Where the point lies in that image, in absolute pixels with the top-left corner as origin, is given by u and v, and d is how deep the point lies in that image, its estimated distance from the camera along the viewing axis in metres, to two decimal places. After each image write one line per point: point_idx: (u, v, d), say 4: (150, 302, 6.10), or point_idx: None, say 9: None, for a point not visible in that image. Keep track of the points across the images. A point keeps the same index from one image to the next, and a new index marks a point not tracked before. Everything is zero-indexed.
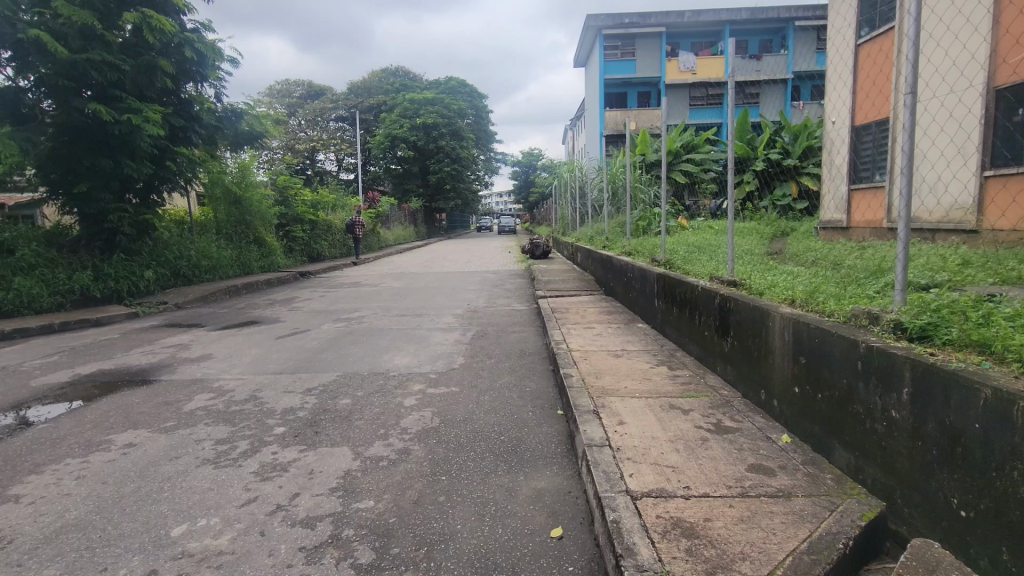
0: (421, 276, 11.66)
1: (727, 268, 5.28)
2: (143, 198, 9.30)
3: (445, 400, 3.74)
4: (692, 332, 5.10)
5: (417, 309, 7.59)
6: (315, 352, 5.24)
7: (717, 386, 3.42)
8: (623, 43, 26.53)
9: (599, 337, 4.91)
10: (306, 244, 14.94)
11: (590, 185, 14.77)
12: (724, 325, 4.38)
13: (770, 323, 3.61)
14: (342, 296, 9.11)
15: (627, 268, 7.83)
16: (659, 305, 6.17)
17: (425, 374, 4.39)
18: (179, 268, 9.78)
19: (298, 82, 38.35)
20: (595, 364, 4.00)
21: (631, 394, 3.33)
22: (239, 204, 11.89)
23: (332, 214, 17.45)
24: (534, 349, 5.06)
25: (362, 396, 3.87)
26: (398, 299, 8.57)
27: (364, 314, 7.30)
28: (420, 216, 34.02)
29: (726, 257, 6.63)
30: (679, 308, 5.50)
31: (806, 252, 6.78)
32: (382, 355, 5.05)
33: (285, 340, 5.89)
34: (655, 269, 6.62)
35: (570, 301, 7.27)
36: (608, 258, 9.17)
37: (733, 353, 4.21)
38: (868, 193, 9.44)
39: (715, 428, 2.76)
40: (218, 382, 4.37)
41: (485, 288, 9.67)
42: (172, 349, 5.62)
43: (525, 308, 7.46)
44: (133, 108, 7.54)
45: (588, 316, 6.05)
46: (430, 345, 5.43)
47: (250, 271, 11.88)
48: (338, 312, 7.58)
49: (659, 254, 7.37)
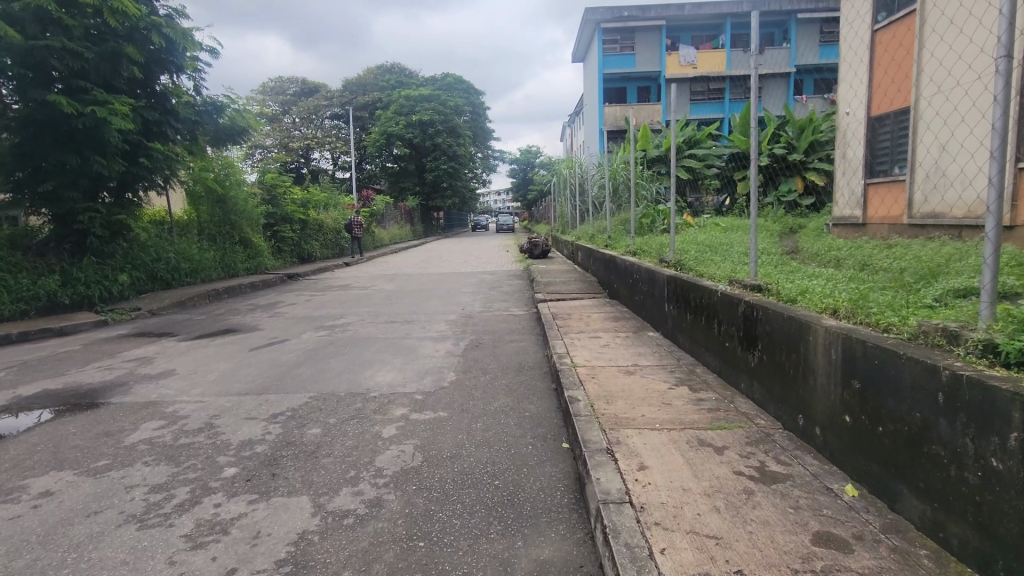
0: (415, 278, 11.11)
1: (749, 271, 4.74)
2: (117, 197, 8.76)
3: (431, 430, 3.19)
4: (711, 342, 4.57)
5: (407, 315, 7.04)
6: (289, 367, 4.69)
7: (752, 414, 2.89)
8: (622, 37, 25.98)
9: (607, 349, 4.38)
10: (295, 245, 14.39)
11: (590, 182, 14.23)
12: (750, 337, 3.85)
13: (811, 337, 3.07)
14: (329, 301, 8.55)
15: (633, 269, 7.29)
16: (670, 311, 5.66)
17: (410, 395, 3.84)
18: (157, 272, 9.23)
19: (292, 78, 37.72)
20: (604, 384, 3.46)
21: (650, 425, 2.79)
22: (222, 203, 11.35)
23: (325, 213, 16.90)
24: (534, 363, 4.52)
25: (334, 425, 3.33)
26: (388, 304, 8.02)
27: (349, 321, 6.74)
28: (416, 214, 33.47)
29: (741, 257, 6.08)
30: (694, 314, 4.97)
31: (828, 252, 6.24)
32: (363, 371, 4.50)
33: (259, 352, 5.34)
34: (664, 270, 6.10)
35: (572, 305, 6.75)
36: (611, 258, 8.67)
37: (762, 369, 3.68)
38: (885, 187, 8.88)
39: (760, 475, 2.22)
40: (173, 405, 3.83)
41: (482, 290, 9.12)
42: (133, 363, 5.08)
43: (524, 313, 6.91)
44: (100, 100, 7.03)
45: (593, 324, 5.52)
46: (419, 357, 4.89)
47: (235, 273, 11.33)
48: (321, 319, 7.03)
49: (668, 254, 6.84)
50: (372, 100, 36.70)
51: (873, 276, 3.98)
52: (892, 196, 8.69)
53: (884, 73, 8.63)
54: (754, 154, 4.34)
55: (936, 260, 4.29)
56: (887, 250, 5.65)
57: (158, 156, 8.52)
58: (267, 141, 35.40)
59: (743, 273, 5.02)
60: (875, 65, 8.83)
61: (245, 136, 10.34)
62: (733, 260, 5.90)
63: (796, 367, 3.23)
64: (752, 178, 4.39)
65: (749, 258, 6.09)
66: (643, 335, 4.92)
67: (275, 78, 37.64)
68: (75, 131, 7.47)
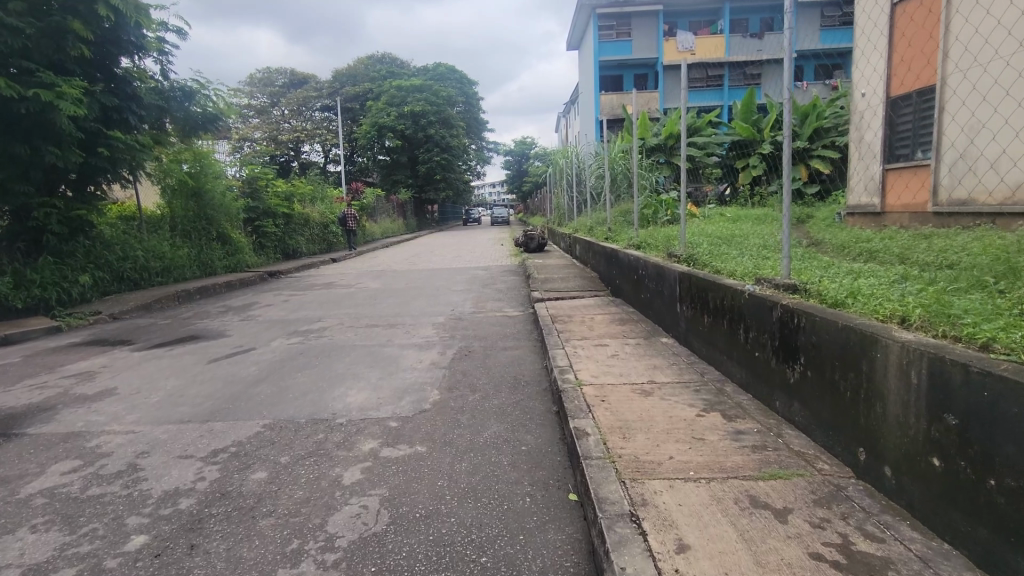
0: (404, 274, 10.46)
1: (776, 269, 4.14)
2: (77, 190, 8.10)
3: (404, 474, 2.56)
4: (735, 350, 3.96)
5: (391, 317, 6.39)
6: (248, 385, 4.03)
7: (811, 456, 2.27)
8: (618, 22, 25.29)
9: (617, 362, 3.74)
10: (279, 240, 13.72)
11: (588, 171, 13.58)
12: (788, 348, 3.23)
13: (878, 354, 2.44)
14: (308, 302, 7.89)
15: (638, 264, 6.70)
16: (683, 311, 5.06)
17: (383, 423, 3.19)
18: (124, 272, 8.56)
19: (281, 69, 36.80)
20: (618, 410, 2.83)
21: (682, 473, 2.16)
22: (197, 197, 10.68)
23: (311, 207, 16.21)
24: (531, 379, 3.88)
25: (284, 467, 2.68)
26: (372, 304, 7.36)
27: (328, 325, 6.10)
28: (409, 208, 32.77)
29: (759, 251, 5.47)
30: (713, 317, 4.35)
31: (856, 244, 5.63)
32: (332, 389, 3.86)
33: (218, 365, 4.68)
34: (675, 266, 5.49)
35: (573, 305, 6.14)
36: (614, 252, 8.05)
37: (805, 386, 3.06)
38: (906, 173, 8.26)
39: (847, 562, 1.60)
40: (97, 438, 3.18)
41: (474, 288, 8.48)
42: (70, 380, 4.42)
43: (519, 314, 6.27)
44: (46, 82, 6.37)
45: (599, 327, 4.90)
46: (399, 371, 4.25)
47: (211, 271, 10.67)
48: (296, 323, 6.37)
49: (677, 247, 6.22)
50: (362, 90, 35.88)
51: (933, 274, 3.36)
52: (913, 182, 8.08)
53: (906, 49, 7.97)
54: (789, 131, 3.70)
55: (998, 254, 3.67)
56: (925, 242, 5.05)
57: (121, 146, 7.83)
58: (256, 134, 34.62)
59: (770, 270, 4.39)
60: (895, 41, 8.16)
61: (216, 124, 9.65)
62: (751, 255, 5.28)
63: (856, 389, 2.60)
64: (783, 158, 3.75)
65: (770, 252, 5.46)
66: (655, 341, 4.30)
67: (263, 68, 36.75)
68: (21, 117, 6.76)
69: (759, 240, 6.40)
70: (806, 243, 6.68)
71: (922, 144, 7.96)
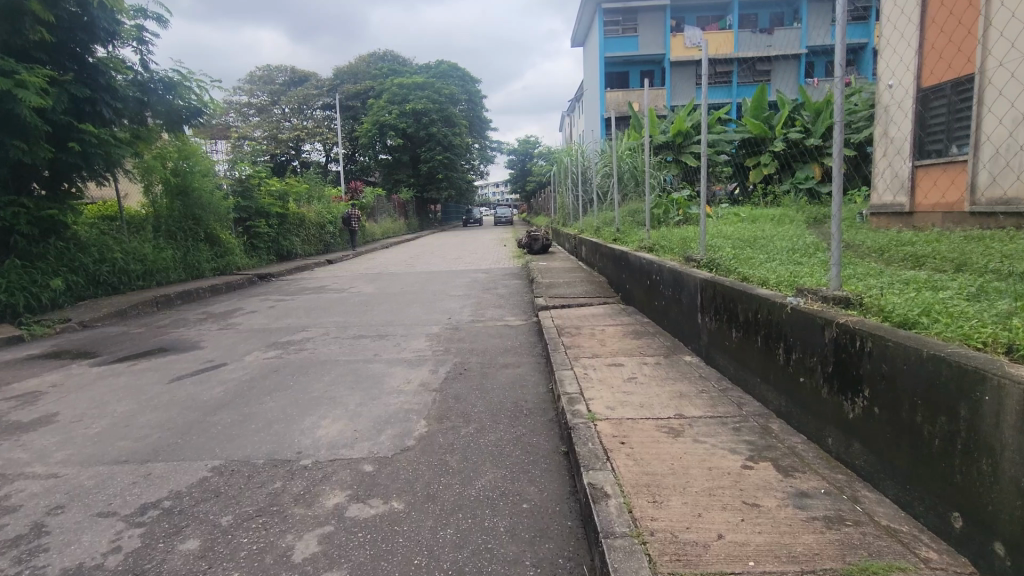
0: (400, 277, 9.91)
1: (819, 281, 3.58)
2: (52, 188, 7.67)
3: (373, 548, 2.00)
4: (772, 373, 3.40)
5: (381, 327, 5.82)
6: (206, 412, 3.48)
7: (908, 537, 1.70)
8: (624, 18, 24.73)
9: (636, 388, 3.17)
10: (272, 240, 13.21)
11: (593, 169, 13.02)
12: (846, 376, 2.67)
13: (987, 397, 1.87)
14: (294, 308, 7.33)
15: (652, 269, 6.15)
16: (706, 323, 4.51)
17: (355, 466, 2.63)
18: (100, 275, 8.02)
19: (281, 67, 36.31)
20: (642, 459, 2.27)
21: (740, 562, 1.60)
22: (184, 196, 10.16)
23: (307, 207, 15.68)
24: (535, 407, 3.31)
25: (223, 533, 2.13)
26: (362, 311, 6.80)
27: (311, 337, 5.53)
28: (410, 207, 32.25)
29: (788, 255, 4.93)
30: (744, 332, 3.80)
31: (894, 248, 5.09)
32: (302, 418, 3.31)
33: (179, 385, 4.12)
34: (695, 272, 4.94)
35: (582, 313, 5.58)
36: (624, 255, 7.47)
37: (870, 425, 2.50)
38: (939, 170, 7.70)
39: None
40: (10, 484, 2.62)
41: (473, 293, 7.92)
42: (9, 403, 3.87)
43: (520, 324, 5.73)
44: (6, 70, 5.89)
45: (613, 341, 4.34)
46: (383, 394, 3.69)
47: (199, 274, 10.16)
48: (277, 334, 5.82)
49: (695, 250, 5.67)
50: (363, 88, 35.40)
51: (1019, 288, 2.79)
52: (947, 179, 7.55)
53: (939, 37, 7.38)
54: (839, 116, 3.11)
55: None
56: (977, 246, 4.49)
57: (96, 140, 7.34)
58: (256, 133, 34.17)
59: (810, 279, 3.83)
60: (927, 27, 7.55)
61: (201, 119, 9.01)
62: (780, 260, 4.74)
63: (949, 437, 2.04)
64: (833, 150, 3.18)
65: (802, 257, 4.89)
66: (678, 360, 3.73)
67: (264, 66, 36.26)
68: None
69: (784, 243, 5.84)
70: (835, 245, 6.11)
71: (956, 138, 7.44)
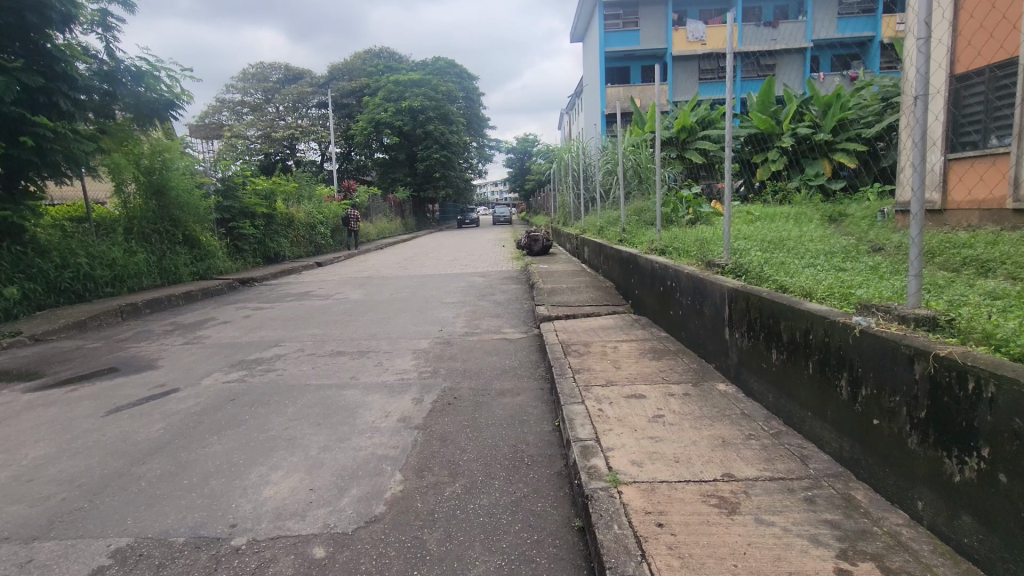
0: (392, 282, 9.27)
1: (884, 295, 2.94)
2: (7, 188, 7.05)
3: None
4: (833, 409, 2.75)
5: (363, 342, 5.16)
6: (132, 460, 2.82)
7: None
8: (625, 11, 24.12)
9: (666, 434, 2.51)
10: (258, 242, 12.56)
11: (596, 165, 12.37)
12: (948, 428, 2.02)
13: None
14: (272, 318, 6.68)
15: (666, 274, 5.51)
16: (737, 340, 3.88)
17: (301, 551, 1.99)
18: (61, 282, 7.37)
19: (275, 65, 35.62)
20: (691, 557, 1.62)
21: None
22: (161, 195, 9.50)
23: (297, 206, 15.05)
24: (539, 456, 2.65)
25: None
26: (345, 322, 6.14)
27: (282, 355, 4.87)
28: (407, 207, 31.61)
29: (826, 260, 4.29)
30: (790, 355, 3.15)
31: (944, 250, 4.45)
32: (249, 470, 2.65)
33: (115, 419, 3.47)
34: (720, 280, 4.30)
35: (590, 326, 4.92)
36: (634, 258, 6.81)
37: (991, 498, 1.85)
38: (973, 164, 7.07)
39: None
40: None
41: (468, 300, 7.28)
42: None
43: (520, 338, 5.08)
44: None
45: (630, 363, 3.68)
46: (353, 433, 3.04)
47: (175, 279, 9.52)
48: (246, 350, 5.16)
49: (718, 254, 5.00)
50: (358, 86, 34.75)
51: None
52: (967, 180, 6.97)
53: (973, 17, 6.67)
54: (921, 89, 2.46)
55: None
56: None
57: (51, 134, 6.71)
58: (250, 132, 33.60)
59: (867, 290, 3.19)
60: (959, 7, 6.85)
61: (173, 111, 8.48)
62: (818, 266, 4.10)
63: None
64: (913, 134, 2.53)
65: (844, 261, 4.27)
66: (712, 390, 3.07)
67: (258, 64, 35.67)
68: None
69: (816, 246, 5.15)
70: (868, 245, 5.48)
71: (996, 129, 6.74)
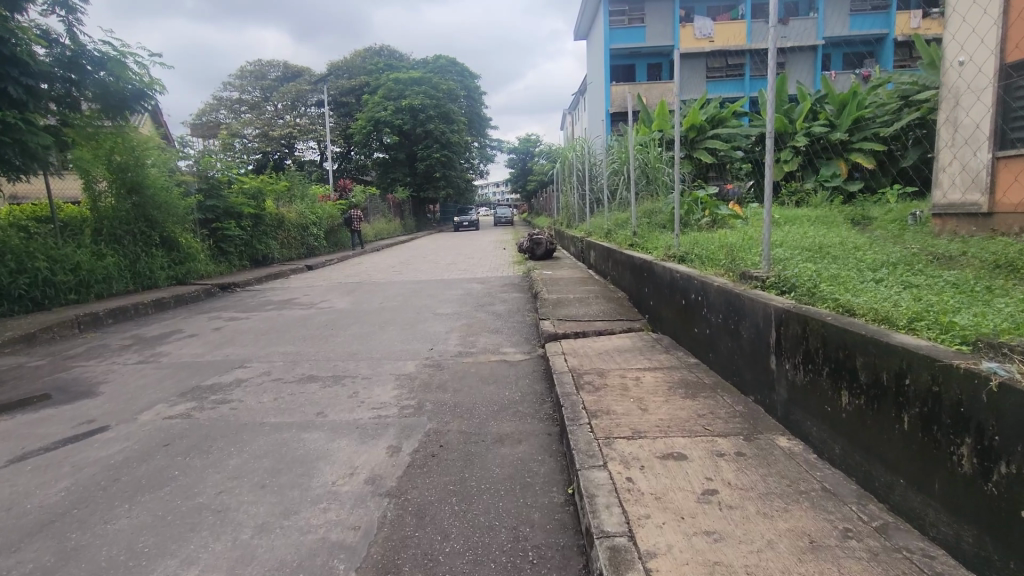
0: (383, 289, 8.59)
1: (1006, 329, 2.21)
2: None
3: None
4: (945, 485, 2.03)
5: (340, 365, 4.44)
6: (4, 544, 2.11)
7: None
8: (631, 7, 23.50)
9: (725, 526, 1.81)
10: (244, 244, 11.88)
11: (602, 163, 11.64)
12: None
13: None
14: (244, 331, 5.96)
15: (690, 287, 4.78)
16: (787, 373, 3.18)
17: None
18: (16, 289, 6.69)
19: (274, 62, 35.01)
20: None
21: None
22: (137, 193, 8.81)
23: (288, 206, 14.36)
24: (548, 550, 1.94)
25: None
26: (324, 338, 5.42)
27: (243, 380, 4.15)
28: (406, 207, 30.94)
29: (889, 274, 3.56)
30: (872, 403, 2.44)
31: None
32: (152, 567, 1.94)
33: (13, 472, 2.75)
34: (763, 298, 3.58)
35: (605, 349, 4.18)
36: (648, 265, 6.11)
37: None
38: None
39: None
40: None
41: (465, 310, 6.57)
42: None
43: (522, 361, 4.37)
44: None
45: (659, 403, 2.96)
46: (305, 504, 2.33)
47: (149, 285, 8.87)
48: (205, 373, 4.44)
49: (755, 265, 4.28)
50: (358, 84, 34.06)
51: None
52: (1006, 178, 6.18)
53: None
54: None
55: None
56: None
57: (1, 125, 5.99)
58: (247, 131, 32.94)
59: (971, 318, 2.47)
60: None
61: (143, 101, 7.76)
62: (883, 283, 3.37)
63: None
64: None
65: (914, 275, 3.53)
66: (773, 449, 2.34)
67: (256, 62, 35.03)
68: None
69: (868, 255, 4.38)
70: (920, 252, 4.73)
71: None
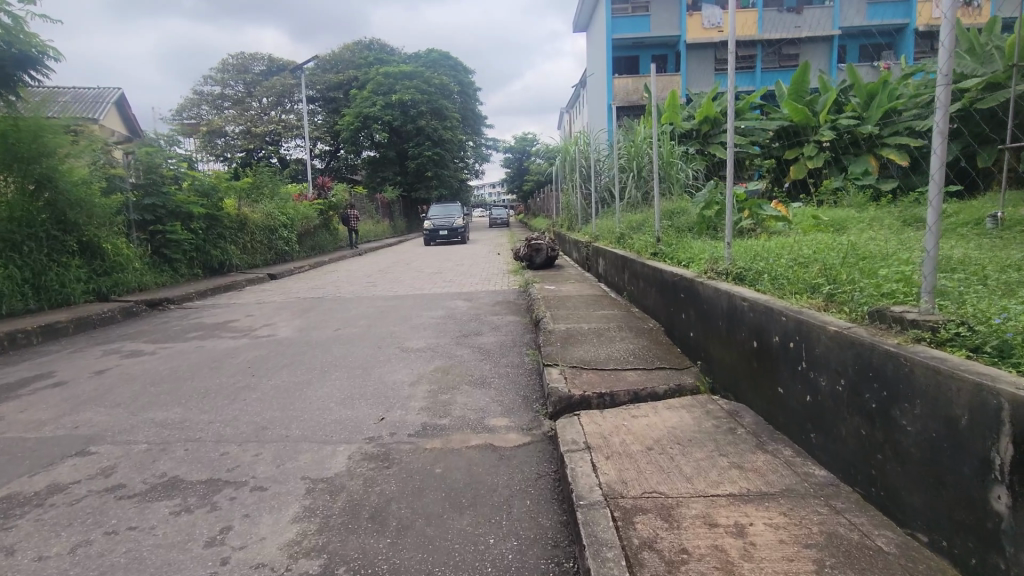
0: (347, 307, 6.97)
1: None
2: None
3: None
4: None
5: (232, 456, 2.79)
6: None
7: None
8: None
9: None
10: (195, 248, 10.22)
11: (610, 158, 10.03)
12: None
13: None
14: (133, 378, 4.29)
15: (765, 327, 3.06)
16: None
17: None
18: None
19: (258, 56, 33.15)
20: None
21: None
22: (47, 187, 7.06)
23: (255, 206, 12.70)
24: None
25: None
26: (233, 394, 3.75)
27: (53, 492, 2.48)
28: (396, 207, 29.35)
29: None
30: None
31: None
32: None
33: None
34: (952, 365, 1.71)
35: (655, 439, 2.53)
36: (688, 285, 4.46)
37: None
38: None
39: None
40: None
41: (441, 344, 4.94)
42: None
43: (520, 452, 2.74)
44: None
45: None
46: None
47: (61, 302, 7.26)
48: (10, 468, 2.77)
49: (908, 302, 2.60)
50: (346, 78, 32.33)
51: None
52: None
53: None
54: None
55: None
56: None
57: None
58: (229, 128, 31.26)
59: None
60: None
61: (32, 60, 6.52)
62: None
63: None
64: None
65: None
66: None
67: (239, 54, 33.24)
68: None
69: None
70: None
71: None
